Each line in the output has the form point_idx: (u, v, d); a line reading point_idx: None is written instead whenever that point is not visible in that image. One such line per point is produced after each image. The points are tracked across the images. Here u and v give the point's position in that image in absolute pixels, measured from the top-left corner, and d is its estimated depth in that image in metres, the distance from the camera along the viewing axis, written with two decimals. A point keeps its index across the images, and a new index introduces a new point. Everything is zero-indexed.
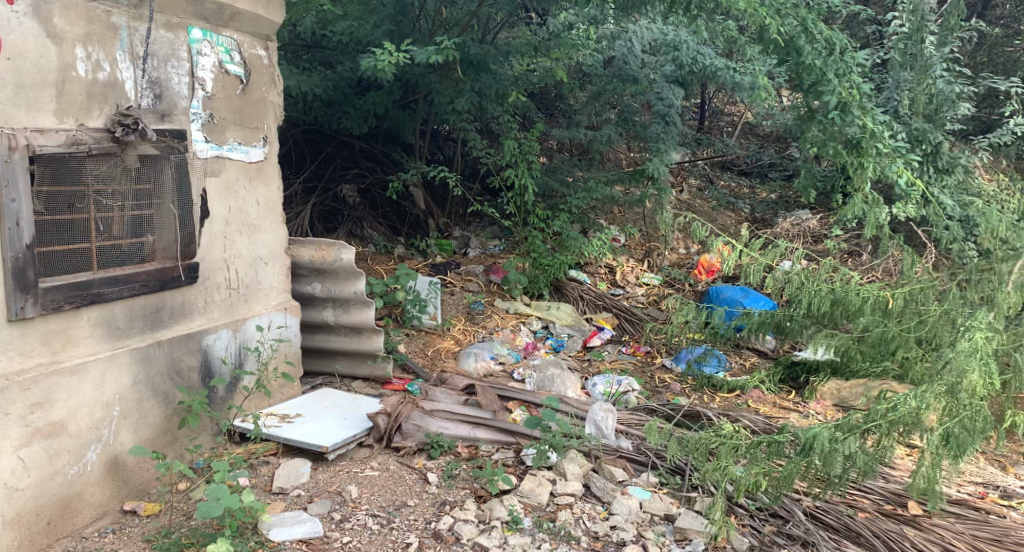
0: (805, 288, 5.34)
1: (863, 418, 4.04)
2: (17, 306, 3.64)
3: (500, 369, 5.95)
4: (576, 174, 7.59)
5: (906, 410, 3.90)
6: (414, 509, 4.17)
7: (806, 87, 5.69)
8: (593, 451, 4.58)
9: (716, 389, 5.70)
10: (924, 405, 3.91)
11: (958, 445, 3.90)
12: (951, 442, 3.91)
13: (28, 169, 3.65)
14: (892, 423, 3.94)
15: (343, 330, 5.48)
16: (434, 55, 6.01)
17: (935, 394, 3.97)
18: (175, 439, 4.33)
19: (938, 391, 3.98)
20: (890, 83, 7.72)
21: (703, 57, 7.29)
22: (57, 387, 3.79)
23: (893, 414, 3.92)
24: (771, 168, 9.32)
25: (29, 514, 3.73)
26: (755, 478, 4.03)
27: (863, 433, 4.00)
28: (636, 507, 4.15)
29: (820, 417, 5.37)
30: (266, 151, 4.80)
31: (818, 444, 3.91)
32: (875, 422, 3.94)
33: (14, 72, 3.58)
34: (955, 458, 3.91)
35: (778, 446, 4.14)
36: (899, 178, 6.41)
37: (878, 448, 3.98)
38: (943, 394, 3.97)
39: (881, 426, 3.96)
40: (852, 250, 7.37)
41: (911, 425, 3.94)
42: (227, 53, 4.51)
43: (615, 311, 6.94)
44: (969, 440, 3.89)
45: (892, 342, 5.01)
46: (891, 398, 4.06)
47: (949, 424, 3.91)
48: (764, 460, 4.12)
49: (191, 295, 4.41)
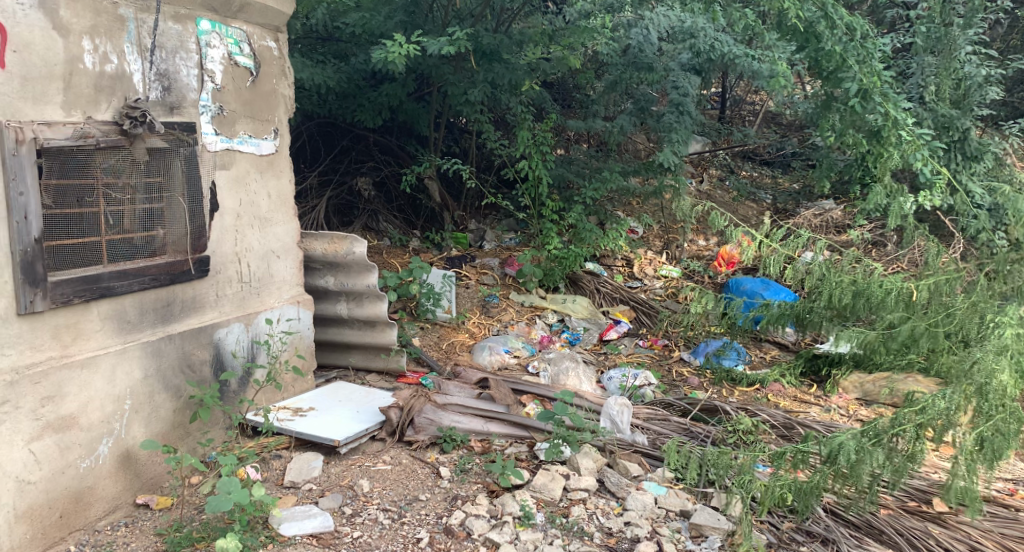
0: (827, 278, 5.25)
1: (890, 423, 3.88)
2: (26, 300, 3.63)
3: (515, 362, 5.90)
4: (592, 165, 7.50)
5: (936, 411, 3.80)
6: (426, 504, 4.13)
7: (825, 74, 5.60)
8: (608, 445, 4.50)
9: (735, 383, 5.61)
10: (955, 405, 3.80)
11: (993, 450, 3.77)
12: (985, 446, 3.78)
13: (36, 163, 3.63)
14: (921, 426, 3.80)
15: (356, 324, 5.44)
16: (446, 46, 5.97)
17: (963, 395, 3.85)
18: (188, 433, 4.32)
19: (968, 392, 3.84)
20: (914, 69, 7.58)
21: (722, 44, 7.08)
22: (68, 381, 3.78)
23: (922, 416, 3.80)
24: (794, 157, 9.18)
25: (41, 507, 3.72)
26: (778, 490, 3.87)
27: (890, 439, 3.84)
28: (651, 503, 4.06)
29: (842, 411, 5.24)
30: (277, 143, 4.77)
31: (844, 456, 3.75)
32: (903, 425, 3.79)
33: (21, 65, 3.57)
34: (990, 464, 3.79)
35: (803, 456, 3.94)
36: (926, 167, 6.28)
37: (908, 451, 3.81)
38: (972, 395, 3.84)
39: (909, 430, 3.80)
40: (876, 240, 7.22)
41: (940, 427, 3.82)
42: (236, 45, 4.49)
43: (632, 304, 6.85)
44: (1004, 445, 3.77)
45: (920, 340, 4.82)
46: (918, 402, 3.94)
47: (982, 429, 3.79)
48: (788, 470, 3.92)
49: (202, 289, 4.39)
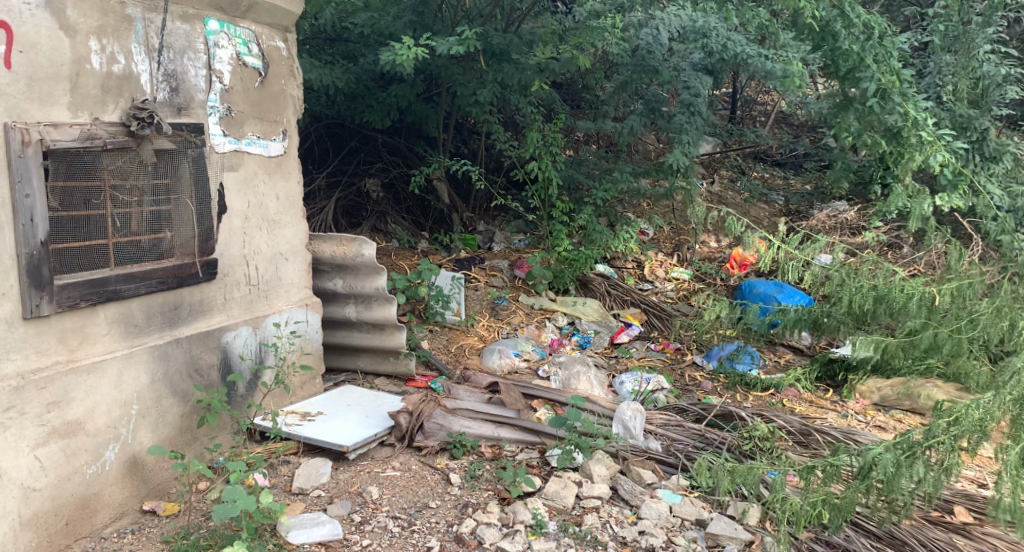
0: (846, 285, 5.18)
1: (923, 434, 3.79)
2: (32, 303, 3.57)
3: (525, 365, 5.83)
4: (602, 167, 7.43)
5: (971, 422, 3.73)
6: (436, 511, 4.07)
7: (843, 74, 5.51)
8: (621, 452, 4.45)
9: (749, 388, 5.52)
10: (990, 416, 3.77)
11: None
12: None
13: (42, 165, 3.58)
14: (957, 437, 3.73)
15: (365, 326, 5.39)
16: (455, 46, 5.91)
17: (1001, 405, 3.80)
18: (195, 438, 4.27)
19: (1006, 401, 3.81)
20: (931, 68, 7.51)
21: (734, 43, 6.97)
22: (75, 385, 3.73)
23: (959, 427, 3.72)
24: (806, 158, 9.09)
25: (47, 514, 3.67)
26: (814, 509, 3.81)
27: (926, 451, 3.74)
28: (666, 511, 3.99)
29: (859, 417, 5.16)
30: (286, 145, 4.72)
31: (880, 469, 3.70)
32: (940, 437, 3.70)
33: (28, 65, 3.52)
34: None
35: (834, 469, 3.91)
36: (948, 170, 6.21)
37: (942, 462, 3.73)
38: (1011, 405, 3.81)
39: (944, 442, 3.71)
40: (892, 242, 7.12)
41: (975, 439, 3.78)
42: (245, 45, 4.43)
43: (644, 306, 6.77)
44: None
45: (943, 346, 4.78)
46: (950, 411, 3.87)
47: None
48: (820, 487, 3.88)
49: (210, 292, 4.34)
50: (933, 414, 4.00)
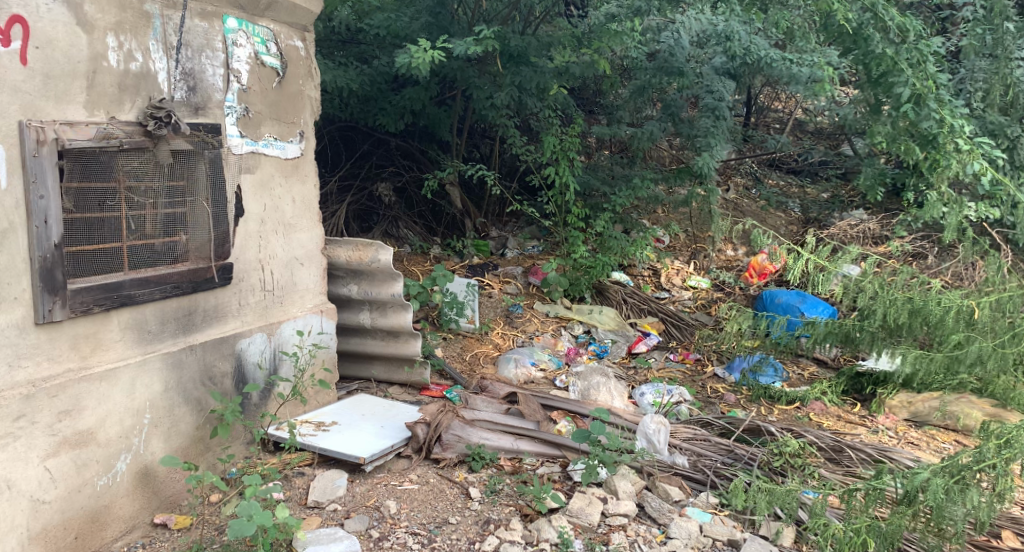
0: (881, 296, 5.07)
1: (972, 458, 3.70)
2: (45, 308, 3.44)
3: (542, 375, 5.70)
4: (618, 172, 7.33)
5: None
6: (456, 528, 3.93)
7: (875, 79, 5.72)
8: (646, 467, 4.31)
9: (774, 401, 5.42)
10: None
11: None
12: None
13: (57, 165, 3.45)
14: (1010, 461, 3.66)
15: (379, 334, 5.25)
16: (472, 47, 5.80)
17: None
18: (208, 449, 4.13)
19: None
20: (961, 73, 7.45)
21: (757, 47, 6.82)
22: (86, 394, 3.59)
23: (1011, 450, 3.65)
24: (822, 167, 9.01)
25: (56, 528, 3.53)
26: (858, 537, 3.69)
27: (975, 474, 3.66)
28: (696, 531, 3.87)
29: (891, 433, 5.04)
30: (303, 147, 4.60)
31: (931, 496, 3.58)
32: (992, 461, 3.63)
33: (45, 62, 3.39)
34: None
35: (877, 493, 3.77)
36: (984, 179, 6.11)
37: (995, 489, 3.66)
38: None
39: (996, 466, 3.65)
40: (916, 252, 7.01)
41: None
42: (263, 44, 4.31)
43: (661, 316, 6.66)
44: None
45: (987, 361, 4.71)
46: (1001, 433, 3.79)
47: None
48: (864, 512, 3.76)
49: (225, 297, 4.21)
50: (981, 435, 3.91)
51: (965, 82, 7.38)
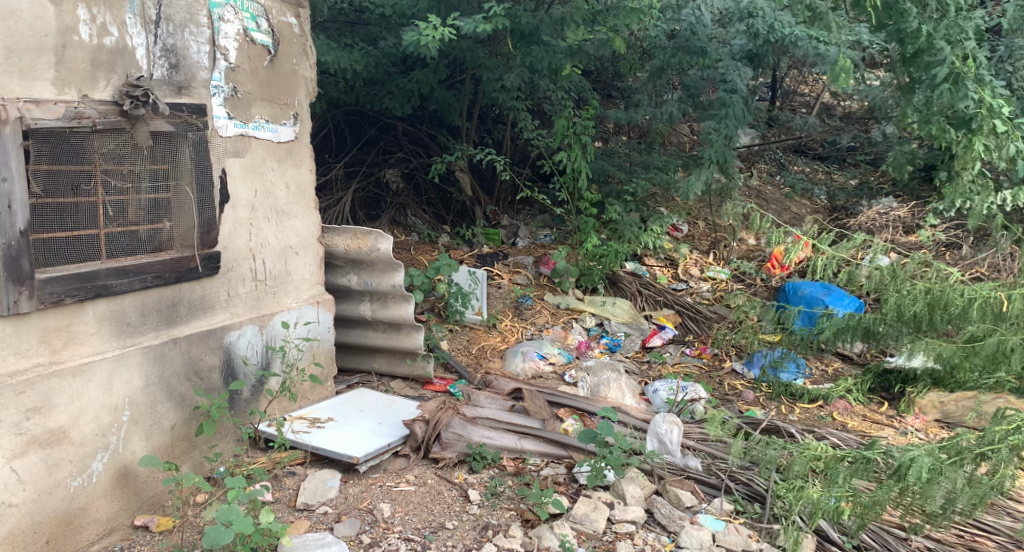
0: (895, 285, 4.84)
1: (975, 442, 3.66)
2: (9, 300, 3.22)
3: (551, 370, 5.44)
4: (635, 159, 7.07)
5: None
6: (453, 534, 3.70)
7: (911, 57, 5.64)
8: (656, 470, 4.05)
9: (796, 399, 5.18)
10: None
11: None
12: None
13: (22, 145, 3.23)
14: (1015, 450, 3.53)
15: (381, 326, 5.02)
16: (482, 25, 5.54)
17: None
18: (194, 446, 3.93)
19: None
20: (1002, 51, 7.08)
21: (782, 25, 6.18)
22: (58, 390, 3.39)
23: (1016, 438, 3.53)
24: (851, 152, 8.68)
25: (25, 532, 3.34)
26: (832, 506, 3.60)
27: (975, 458, 3.61)
28: (709, 540, 3.64)
29: (921, 435, 4.78)
30: (297, 130, 4.36)
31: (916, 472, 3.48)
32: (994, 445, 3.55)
33: (6, 35, 3.17)
34: None
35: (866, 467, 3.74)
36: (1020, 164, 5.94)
37: (995, 475, 3.54)
38: None
39: (998, 452, 3.56)
40: (951, 242, 6.68)
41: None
42: (253, 20, 4.07)
43: (678, 308, 6.35)
44: None
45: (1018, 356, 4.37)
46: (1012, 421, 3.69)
47: None
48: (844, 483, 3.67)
49: (212, 288, 3.99)
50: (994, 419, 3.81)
51: (1005, 60, 7.01)
